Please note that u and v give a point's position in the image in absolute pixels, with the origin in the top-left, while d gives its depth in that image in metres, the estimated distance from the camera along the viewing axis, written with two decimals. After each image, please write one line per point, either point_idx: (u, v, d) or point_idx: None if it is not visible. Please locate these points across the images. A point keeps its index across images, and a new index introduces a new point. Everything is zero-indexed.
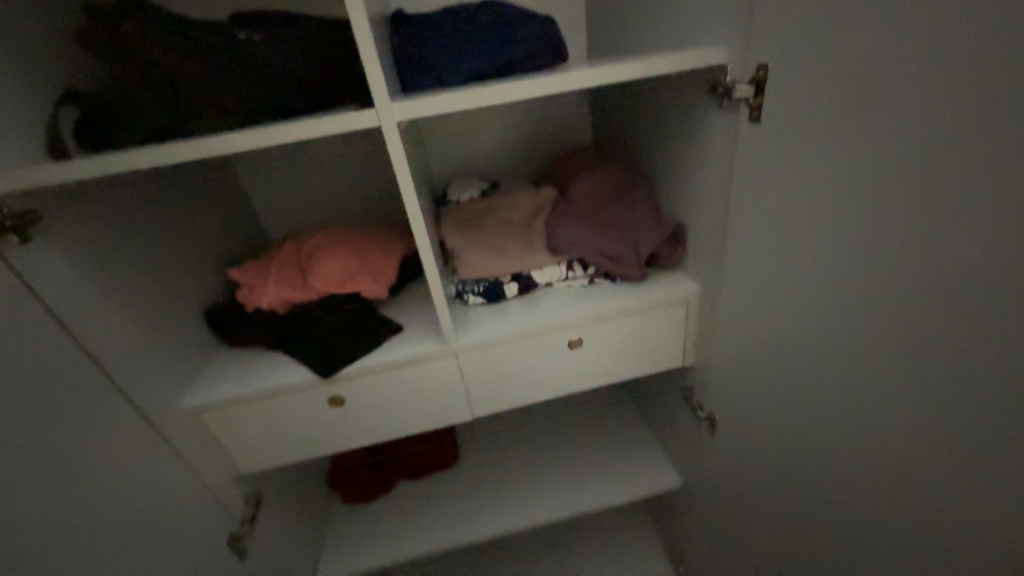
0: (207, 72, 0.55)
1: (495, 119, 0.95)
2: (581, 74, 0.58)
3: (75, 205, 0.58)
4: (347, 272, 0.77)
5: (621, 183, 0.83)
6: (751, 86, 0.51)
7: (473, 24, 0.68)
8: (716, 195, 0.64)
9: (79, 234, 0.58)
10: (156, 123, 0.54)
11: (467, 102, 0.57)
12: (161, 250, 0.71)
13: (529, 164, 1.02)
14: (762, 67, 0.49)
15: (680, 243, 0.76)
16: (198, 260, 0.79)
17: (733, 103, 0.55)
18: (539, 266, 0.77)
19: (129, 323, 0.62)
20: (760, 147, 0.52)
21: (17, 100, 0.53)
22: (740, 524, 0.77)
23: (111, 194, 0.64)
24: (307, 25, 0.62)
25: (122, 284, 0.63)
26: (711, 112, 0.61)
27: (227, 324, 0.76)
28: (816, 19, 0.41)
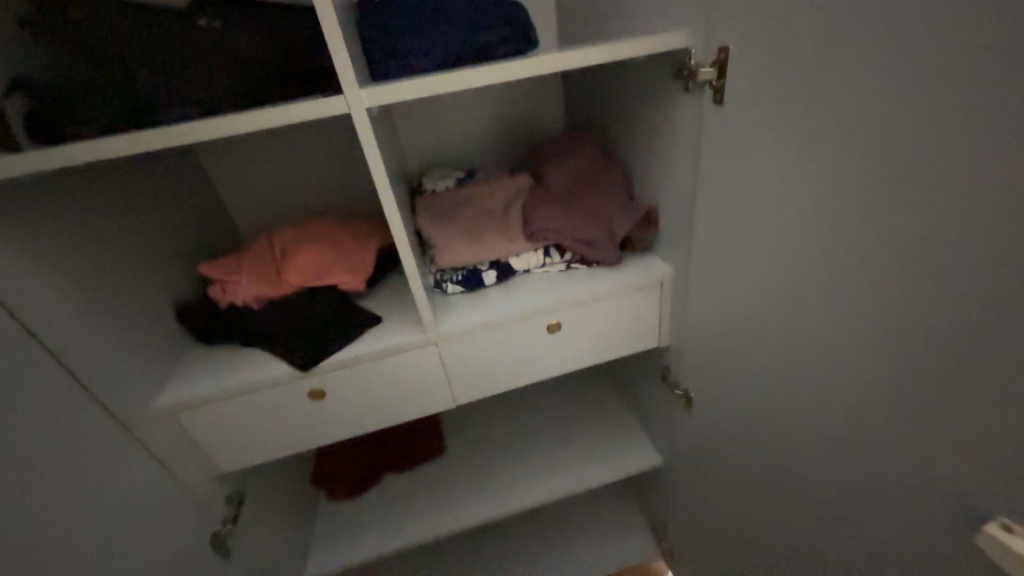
0: (168, 58, 0.54)
1: (470, 107, 0.95)
2: (550, 59, 0.58)
3: (31, 200, 0.56)
4: (323, 265, 0.77)
5: (594, 168, 0.85)
6: (715, 68, 0.53)
7: (443, 9, 0.67)
8: (686, 177, 0.66)
9: (38, 229, 0.56)
10: (114, 112, 0.53)
11: (438, 87, 0.57)
12: (128, 246, 0.69)
13: (505, 153, 1.02)
14: (724, 49, 0.50)
15: (653, 226, 0.78)
16: (168, 257, 0.77)
17: (698, 86, 0.57)
18: (517, 253, 0.78)
19: (96, 321, 0.61)
20: (724, 127, 0.54)
21: None
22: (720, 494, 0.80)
23: (75, 187, 0.62)
24: (270, 10, 0.60)
25: (87, 281, 0.61)
26: (679, 96, 0.63)
27: (199, 322, 0.74)
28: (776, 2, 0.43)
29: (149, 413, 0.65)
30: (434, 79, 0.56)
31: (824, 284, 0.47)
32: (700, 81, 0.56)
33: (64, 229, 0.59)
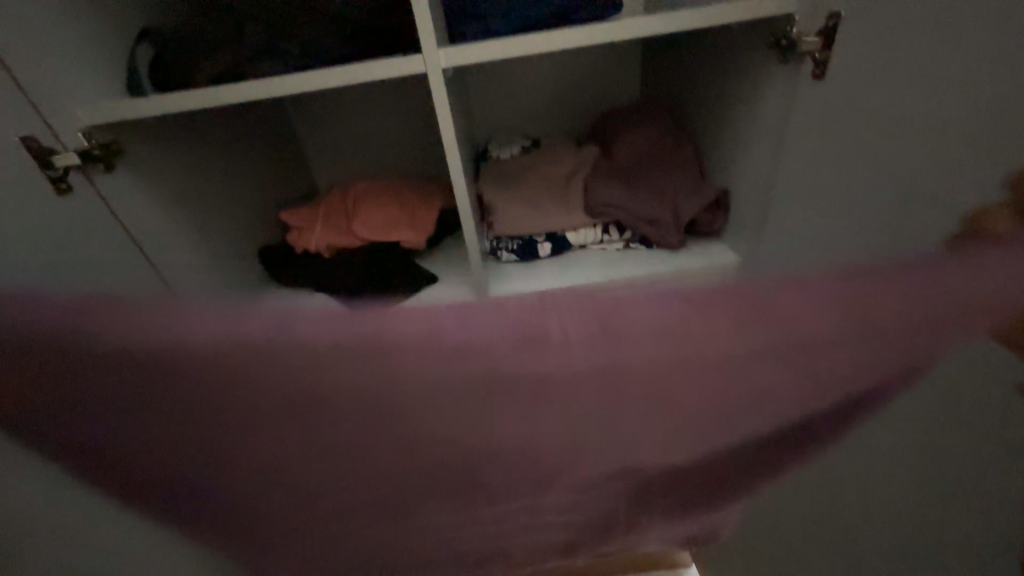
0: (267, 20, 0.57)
1: (541, 74, 0.93)
2: (634, 21, 0.55)
3: (150, 141, 0.63)
4: (387, 222, 0.80)
5: (664, 143, 0.81)
6: (818, 39, 0.47)
7: None
8: (767, 156, 0.61)
9: (153, 169, 0.63)
10: (220, 67, 0.58)
11: (514, 53, 0.56)
12: (222, 189, 0.76)
13: (573, 125, 1.00)
14: (832, 16, 0.45)
15: (723, 209, 0.73)
16: (255, 202, 0.84)
17: (794, 59, 0.52)
18: (574, 226, 0.77)
19: (196, 253, 0.69)
20: (821, 108, 0.50)
21: (109, 45, 0.59)
22: None
23: (182, 131, 0.69)
24: None
25: (191, 218, 0.69)
26: (769, 69, 0.58)
27: (277, 265, 0.82)
28: None
29: None
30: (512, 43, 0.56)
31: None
32: (798, 53, 0.51)
33: (173, 169, 0.66)
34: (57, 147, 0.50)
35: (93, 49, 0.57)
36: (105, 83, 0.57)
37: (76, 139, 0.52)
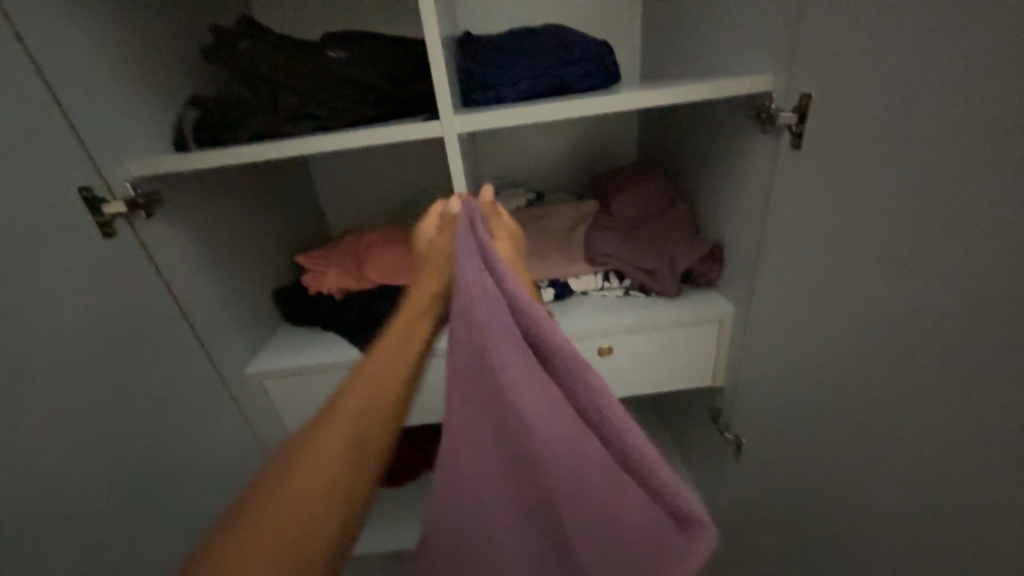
0: (304, 87, 0.65)
1: (547, 133, 1.01)
2: (628, 95, 0.62)
3: (187, 190, 0.69)
4: (398, 266, 0.85)
5: (661, 198, 0.86)
6: (794, 114, 0.54)
7: (537, 59, 0.76)
8: (755, 213, 0.65)
9: (185, 214, 0.68)
10: (257, 128, 0.64)
11: (522, 119, 0.62)
12: (245, 232, 0.82)
13: (577, 180, 1.06)
14: (805, 95, 0.51)
15: (717, 261, 0.77)
16: (274, 245, 0.89)
17: (775, 128, 0.58)
18: (575, 274, 0.81)
19: (216, 292, 0.73)
20: (800, 171, 0.55)
21: (161, 107, 0.66)
22: (771, 560, 0.74)
23: (216, 181, 0.75)
24: (383, 46, 0.72)
25: (215, 259, 0.74)
26: (753, 137, 0.64)
27: (290, 304, 0.85)
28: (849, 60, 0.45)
29: (241, 377, 0.76)
30: (520, 111, 0.62)
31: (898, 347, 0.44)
32: (777, 125, 0.57)
33: (203, 215, 0.72)
34: (106, 197, 0.56)
35: (147, 110, 0.64)
36: (154, 139, 0.64)
37: (123, 188, 0.58)
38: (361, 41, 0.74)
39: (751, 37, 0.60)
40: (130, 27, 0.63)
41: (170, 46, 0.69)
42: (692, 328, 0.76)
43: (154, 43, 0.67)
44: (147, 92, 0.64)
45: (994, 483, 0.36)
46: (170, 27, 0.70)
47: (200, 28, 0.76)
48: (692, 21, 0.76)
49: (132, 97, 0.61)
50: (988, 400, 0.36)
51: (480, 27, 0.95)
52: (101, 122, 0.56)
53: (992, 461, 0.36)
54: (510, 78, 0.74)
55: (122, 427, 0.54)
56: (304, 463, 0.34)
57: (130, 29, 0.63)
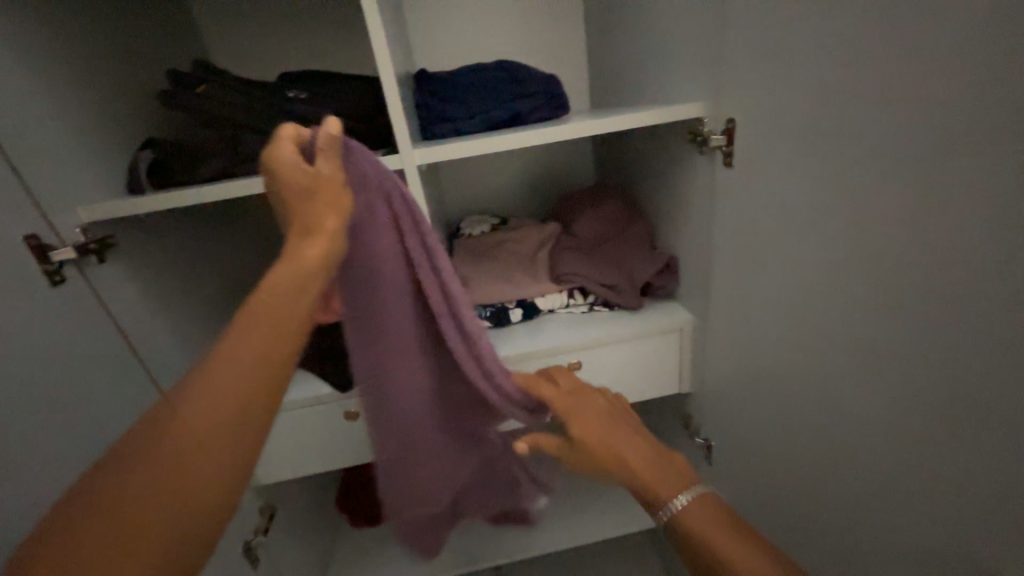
0: (263, 127, 0.66)
1: (507, 161, 1.06)
2: (578, 125, 0.66)
3: (142, 233, 0.67)
4: None
5: (617, 216, 0.91)
6: (725, 136, 0.59)
7: (492, 93, 0.81)
8: (702, 226, 0.71)
9: (141, 257, 0.67)
10: (217, 168, 0.64)
11: (479, 149, 0.66)
12: (205, 273, 0.80)
13: (538, 204, 1.11)
14: (732, 120, 0.57)
15: (673, 273, 0.82)
16: (237, 283, 0.88)
17: (710, 150, 0.63)
18: (542, 293, 0.84)
19: (175, 335, 0.70)
20: (736, 187, 0.60)
21: (116, 152, 0.66)
22: None
23: (173, 222, 0.74)
24: (342, 84, 0.75)
25: (173, 301, 0.71)
26: (693, 158, 0.69)
27: None
28: (765, 88, 0.51)
29: None
30: (477, 142, 0.65)
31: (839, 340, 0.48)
32: (712, 146, 0.62)
33: (159, 256, 0.70)
34: (55, 244, 0.54)
35: (101, 155, 0.63)
36: (108, 183, 0.63)
37: (74, 235, 0.56)
38: (319, 81, 0.76)
39: (683, 71, 0.67)
40: (83, 75, 0.63)
41: (124, 92, 0.70)
42: (655, 337, 0.79)
43: (108, 89, 0.67)
44: (101, 138, 0.64)
45: (933, 457, 0.40)
46: (123, 73, 0.71)
47: (153, 73, 0.76)
48: (631, 55, 0.82)
49: (84, 143, 0.61)
50: (920, 381, 0.40)
51: (437, 65, 1.00)
52: (52, 170, 0.55)
53: (928, 437, 0.40)
54: (467, 111, 0.78)
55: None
56: (181, 432, 0.35)
57: (83, 77, 0.63)
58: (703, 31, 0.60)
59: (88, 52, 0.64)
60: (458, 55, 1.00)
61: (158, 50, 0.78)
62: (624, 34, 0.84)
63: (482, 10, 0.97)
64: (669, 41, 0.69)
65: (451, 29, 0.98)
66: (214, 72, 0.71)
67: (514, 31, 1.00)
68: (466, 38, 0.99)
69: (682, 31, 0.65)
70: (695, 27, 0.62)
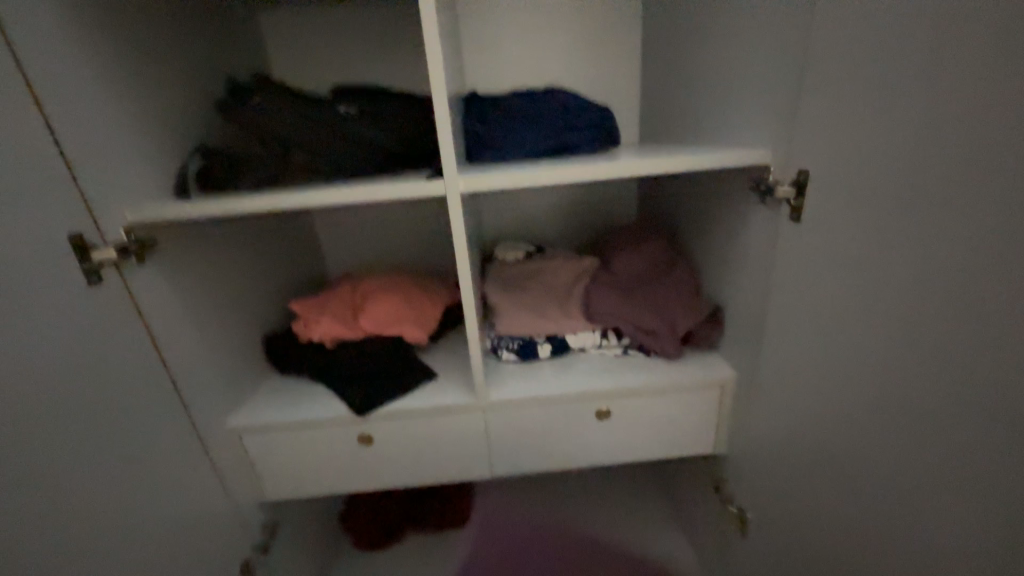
0: (309, 141, 0.66)
1: (546, 188, 1.03)
2: (628, 165, 0.63)
3: (183, 235, 0.68)
4: (394, 316, 0.82)
5: (661, 254, 0.87)
6: (793, 188, 0.54)
7: (540, 122, 0.79)
8: (755, 278, 0.65)
9: (177, 258, 0.66)
10: (261, 179, 0.65)
11: (526, 179, 0.63)
12: (238, 277, 0.80)
13: (575, 232, 1.07)
14: (803, 172, 0.52)
15: (718, 324, 0.77)
16: (266, 290, 0.87)
17: (773, 200, 0.59)
18: (574, 330, 0.79)
19: (203, 336, 0.70)
20: (798, 244, 0.55)
21: (168, 155, 0.67)
22: None
23: (215, 224, 0.75)
24: (391, 106, 0.74)
25: (205, 304, 0.71)
26: (750, 204, 0.65)
27: (280, 350, 0.83)
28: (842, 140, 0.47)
29: (220, 430, 0.72)
30: (526, 172, 0.62)
31: (973, 363, 0.37)
32: (776, 198, 0.57)
33: (197, 258, 0.70)
34: (99, 243, 0.54)
35: (153, 158, 0.64)
36: (156, 185, 0.64)
37: (117, 237, 0.57)
38: (368, 98, 0.76)
39: (746, 113, 0.63)
40: (145, 79, 0.65)
41: (183, 98, 0.71)
42: (695, 390, 0.74)
43: (168, 94, 0.69)
44: (154, 140, 0.65)
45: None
46: (185, 79, 0.73)
47: (213, 82, 0.78)
48: (689, 91, 0.79)
49: (137, 145, 0.62)
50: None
51: (484, 88, 0.99)
52: (104, 170, 0.56)
53: None
54: (515, 138, 0.77)
55: (99, 494, 0.49)
56: None
57: (144, 81, 0.65)
58: (774, 79, 0.56)
59: (153, 58, 0.66)
60: (507, 82, 0.99)
61: (220, 60, 0.80)
62: (682, 68, 0.81)
63: (534, 37, 0.97)
64: (733, 80, 0.66)
65: (501, 54, 0.98)
66: (268, 83, 0.72)
67: (565, 58, 0.98)
68: (515, 63, 0.98)
69: (748, 73, 0.62)
70: (763, 69, 0.58)
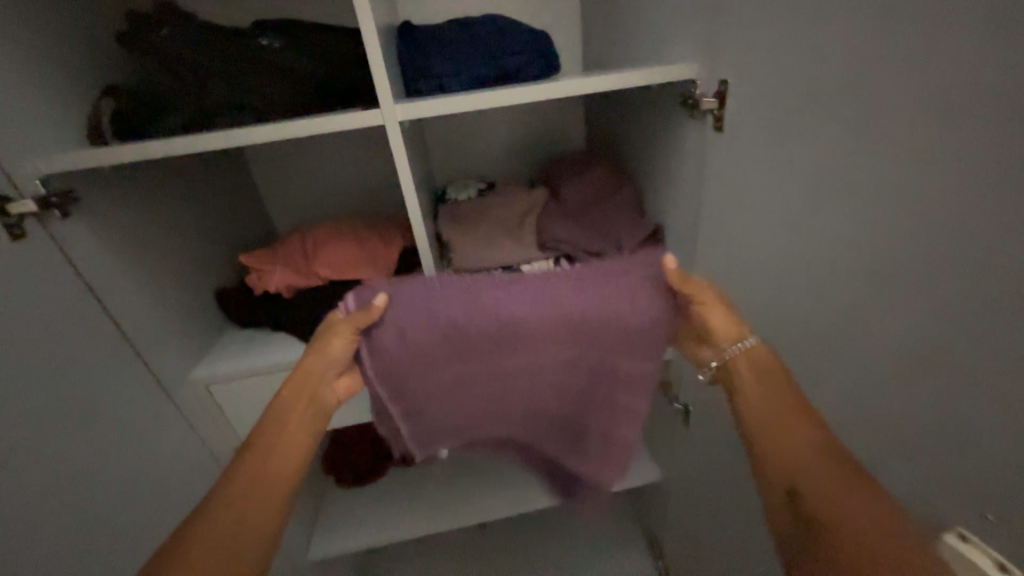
0: (232, 76, 0.62)
1: (493, 123, 1.02)
2: (565, 85, 0.64)
3: (106, 187, 0.64)
4: (349, 260, 0.83)
5: (606, 181, 0.90)
6: (716, 99, 0.58)
7: (478, 48, 0.77)
8: (688, 193, 0.70)
9: (105, 211, 0.63)
10: (184, 119, 0.61)
11: (465, 105, 0.63)
12: (177, 232, 0.77)
13: (525, 168, 1.08)
14: (723, 82, 0.56)
15: (660, 241, 0.82)
16: (211, 244, 0.85)
17: (700, 113, 0.62)
18: (527, 259, 0.83)
19: (148, 292, 0.69)
20: (723, 152, 0.59)
21: (74, 99, 0.61)
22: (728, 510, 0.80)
23: (141, 176, 0.71)
24: (319, 33, 0.70)
25: (145, 260, 0.69)
26: (682, 120, 0.68)
27: (235, 303, 0.82)
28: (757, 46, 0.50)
29: (184, 383, 0.72)
30: (464, 98, 0.62)
31: None
32: (702, 110, 0.61)
33: (127, 211, 0.67)
34: (12, 194, 0.51)
35: (57, 102, 0.59)
36: (65, 132, 0.59)
37: (33, 186, 0.53)
38: (292, 27, 0.71)
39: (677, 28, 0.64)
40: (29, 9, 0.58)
41: (79, 33, 0.64)
42: None
43: (61, 28, 0.62)
44: (54, 81, 0.59)
45: None
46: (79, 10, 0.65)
47: (112, 14, 0.71)
48: (626, 11, 0.79)
49: (36, 87, 0.57)
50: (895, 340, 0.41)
51: (419, 16, 0.94)
52: (0, 114, 0.52)
53: None
54: (453, 66, 0.75)
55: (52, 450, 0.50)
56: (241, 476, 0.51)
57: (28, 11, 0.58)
58: None
59: None
60: (444, 9, 0.94)
61: None
62: None
63: None
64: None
65: None
66: (176, 13, 0.66)
67: None
68: None
69: None
70: None
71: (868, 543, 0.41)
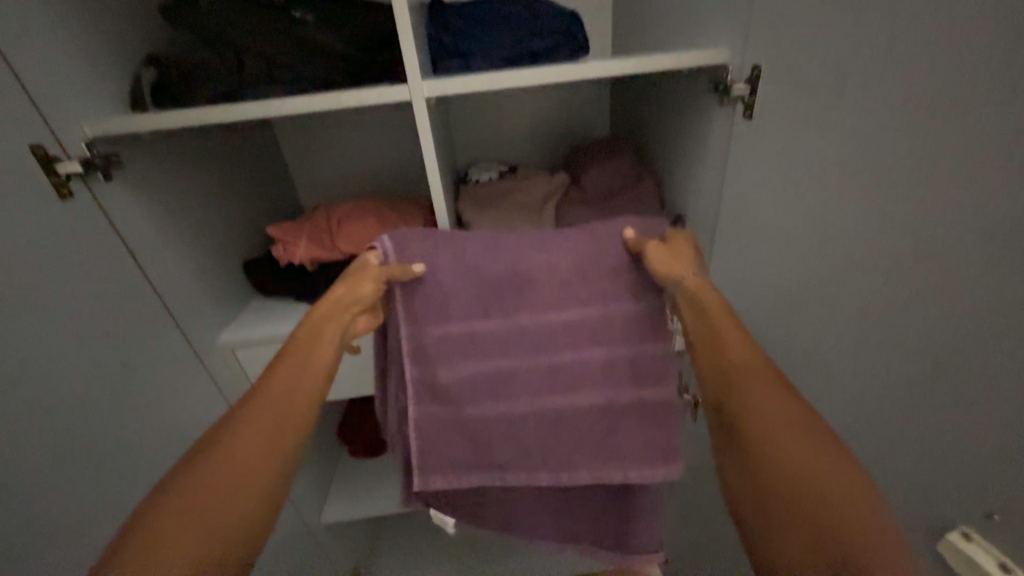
0: (266, 49, 0.64)
1: (518, 106, 1.01)
2: (593, 67, 0.63)
3: (145, 153, 0.67)
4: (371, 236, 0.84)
5: (629, 168, 0.89)
6: (748, 85, 0.55)
7: (507, 28, 0.77)
8: (711, 183, 0.69)
9: (143, 177, 0.66)
10: (219, 90, 0.63)
11: (491, 84, 0.63)
12: (209, 200, 0.80)
13: (547, 153, 1.08)
14: (756, 67, 0.53)
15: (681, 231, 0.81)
16: (240, 215, 0.88)
17: (729, 100, 0.60)
18: None
19: (181, 256, 0.72)
20: (750, 141, 0.58)
21: (117, 67, 0.64)
22: None
23: (177, 144, 0.74)
24: (351, 8, 0.70)
25: (179, 226, 0.72)
26: (710, 107, 0.67)
27: (261, 272, 0.85)
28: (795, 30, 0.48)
29: (211, 345, 0.76)
30: (492, 77, 0.62)
31: None
32: (732, 97, 0.59)
33: (164, 178, 0.70)
34: (61, 156, 0.54)
35: (101, 70, 0.61)
36: (108, 99, 0.62)
37: (79, 150, 0.56)
38: None
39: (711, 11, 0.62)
40: None
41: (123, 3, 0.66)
42: None
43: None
44: (99, 49, 0.62)
45: None
46: None
47: None
48: None
49: (82, 55, 0.59)
50: None
51: None
52: (50, 79, 0.54)
53: None
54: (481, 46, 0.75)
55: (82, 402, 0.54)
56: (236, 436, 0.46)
57: None
58: None
59: None
60: None
61: None
62: None
63: None
64: None
65: None
66: None
67: None
68: None
69: None
70: None
71: (851, 535, 0.36)
